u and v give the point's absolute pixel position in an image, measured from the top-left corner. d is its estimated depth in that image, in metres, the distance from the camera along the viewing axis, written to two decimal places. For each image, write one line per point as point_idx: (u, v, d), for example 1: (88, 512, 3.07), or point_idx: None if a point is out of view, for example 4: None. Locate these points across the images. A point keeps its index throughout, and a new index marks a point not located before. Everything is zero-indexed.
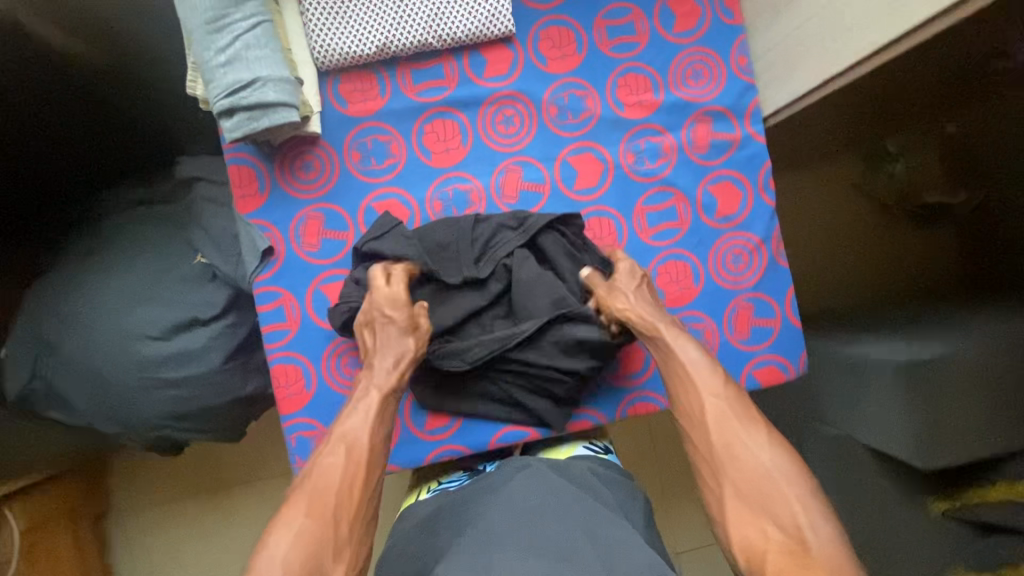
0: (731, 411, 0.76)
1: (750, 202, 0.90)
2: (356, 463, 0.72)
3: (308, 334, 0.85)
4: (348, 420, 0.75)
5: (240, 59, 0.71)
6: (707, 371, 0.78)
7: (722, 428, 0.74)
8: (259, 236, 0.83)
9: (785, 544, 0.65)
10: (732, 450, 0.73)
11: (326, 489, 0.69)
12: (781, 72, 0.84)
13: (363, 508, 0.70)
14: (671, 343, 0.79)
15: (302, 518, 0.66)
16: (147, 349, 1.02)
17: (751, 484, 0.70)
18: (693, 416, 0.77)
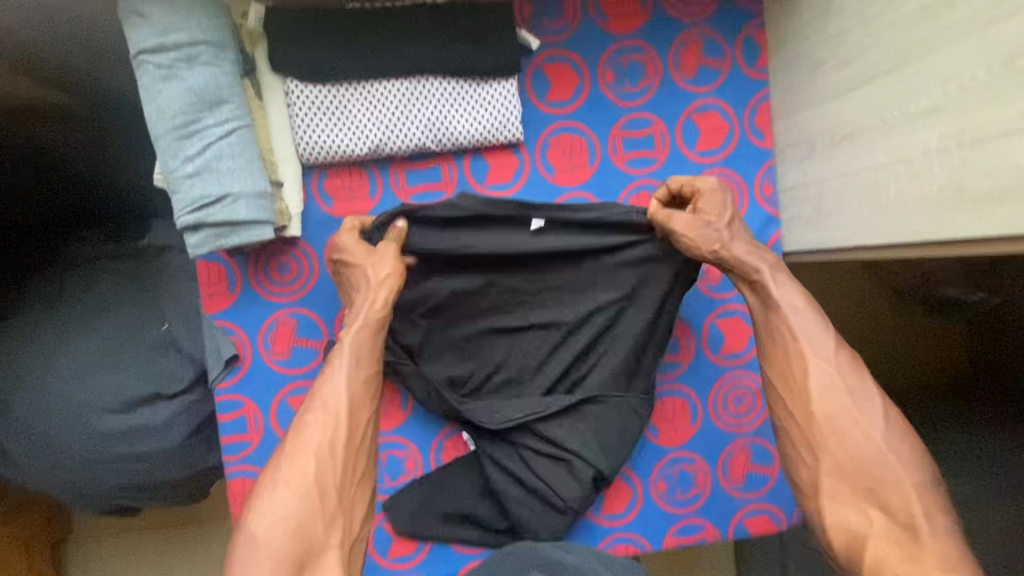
0: (845, 378, 0.62)
1: None
2: (337, 419, 0.63)
3: (270, 447, 0.79)
4: (322, 377, 0.66)
5: (210, 171, 0.63)
6: (815, 327, 0.64)
7: (827, 393, 0.61)
8: (223, 341, 0.76)
9: (891, 535, 0.56)
10: (839, 423, 0.60)
11: (307, 456, 0.61)
12: (810, 214, 0.76)
13: (352, 470, 0.63)
14: (774, 288, 0.67)
15: (280, 490, 0.59)
16: (104, 423, 0.96)
17: (857, 461, 0.59)
18: (794, 375, 0.63)
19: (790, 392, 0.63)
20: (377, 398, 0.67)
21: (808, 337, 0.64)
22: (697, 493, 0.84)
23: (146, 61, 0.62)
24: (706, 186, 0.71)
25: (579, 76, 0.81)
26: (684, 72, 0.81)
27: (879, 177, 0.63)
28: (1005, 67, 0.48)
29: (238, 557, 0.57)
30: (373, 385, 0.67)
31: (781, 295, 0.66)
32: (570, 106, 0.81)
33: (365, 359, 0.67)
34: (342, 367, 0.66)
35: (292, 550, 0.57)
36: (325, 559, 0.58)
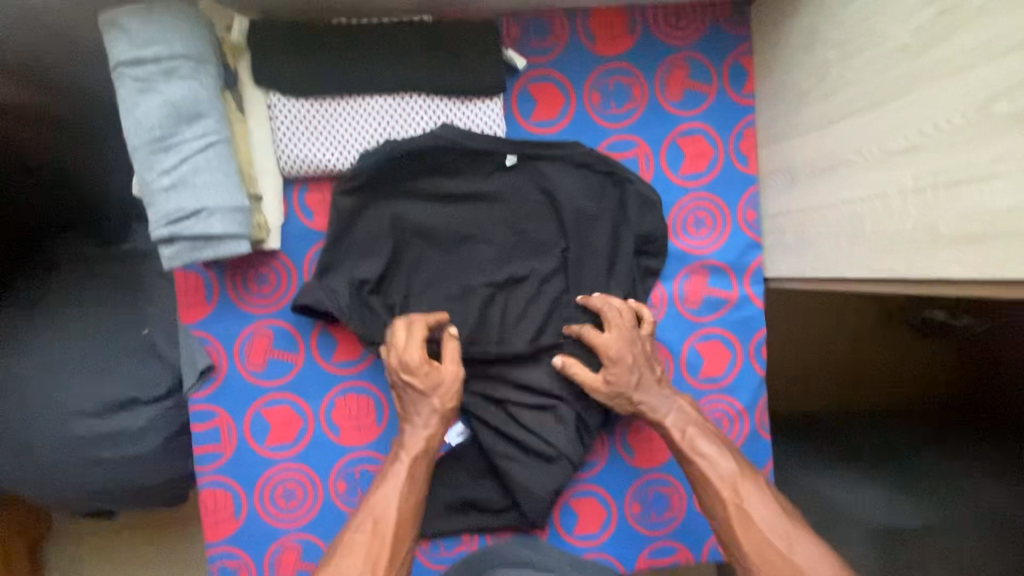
0: (754, 512, 0.65)
1: (739, 366, 0.83)
2: (387, 540, 0.64)
3: (243, 459, 0.78)
4: (376, 489, 0.68)
5: (186, 184, 0.63)
6: (729, 467, 0.69)
7: (750, 528, 0.65)
8: (198, 351, 0.76)
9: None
10: (768, 559, 0.63)
11: (350, 563, 0.62)
12: (790, 242, 0.76)
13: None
14: (690, 445, 0.72)
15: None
16: (80, 427, 0.95)
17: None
18: (719, 517, 0.68)
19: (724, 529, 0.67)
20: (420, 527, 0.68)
21: (720, 474, 0.69)
22: (672, 516, 0.84)
23: (124, 74, 0.62)
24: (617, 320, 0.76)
25: (565, 97, 0.81)
26: (671, 96, 0.82)
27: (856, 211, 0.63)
28: (980, 112, 0.47)
29: None
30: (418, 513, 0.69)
31: (691, 442, 0.72)
32: (555, 126, 0.81)
33: (415, 486, 0.70)
34: (397, 486, 0.68)
35: None
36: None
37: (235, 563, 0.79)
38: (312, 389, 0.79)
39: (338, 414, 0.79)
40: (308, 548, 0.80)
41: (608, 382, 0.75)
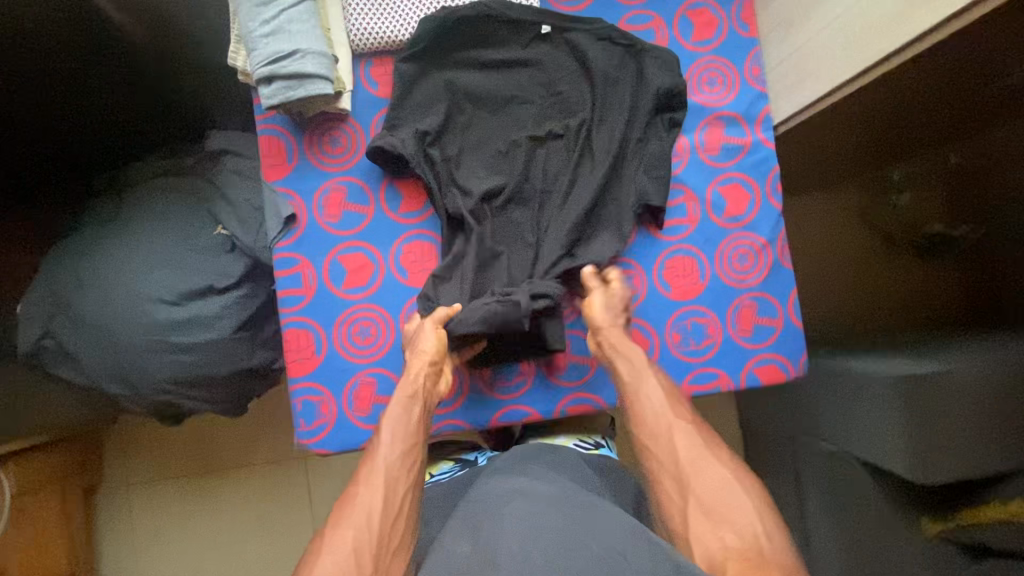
0: (680, 439, 0.77)
1: (758, 204, 0.93)
2: (388, 487, 0.72)
3: (322, 301, 0.87)
4: (368, 453, 0.76)
5: (283, 31, 0.76)
6: (666, 396, 0.82)
7: (691, 444, 0.76)
8: (282, 203, 0.87)
9: (741, 554, 0.63)
10: (697, 465, 0.74)
11: (347, 527, 0.67)
12: (793, 81, 0.89)
13: (393, 540, 0.68)
14: (642, 369, 0.84)
15: (324, 554, 0.64)
16: (160, 313, 1.05)
17: (717, 499, 0.70)
18: (659, 437, 0.78)
19: (648, 445, 0.78)
20: (415, 469, 0.76)
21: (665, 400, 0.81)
22: (709, 344, 0.92)
23: None
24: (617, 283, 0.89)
25: None
26: None
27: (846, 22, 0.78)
28: None
29: None
30: (409, 460, 0.76)
31: (650, 378, 0.83)
32: (580, 6, 0.94)
33: (402, 437, 0.77)
34: (392, 442, 0.77)
35: None
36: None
37: (316, 398, 0.87)
38: (381, 237, 0.89)
39: (405, 260, 0.89)
40: (381, 382, 0.88)
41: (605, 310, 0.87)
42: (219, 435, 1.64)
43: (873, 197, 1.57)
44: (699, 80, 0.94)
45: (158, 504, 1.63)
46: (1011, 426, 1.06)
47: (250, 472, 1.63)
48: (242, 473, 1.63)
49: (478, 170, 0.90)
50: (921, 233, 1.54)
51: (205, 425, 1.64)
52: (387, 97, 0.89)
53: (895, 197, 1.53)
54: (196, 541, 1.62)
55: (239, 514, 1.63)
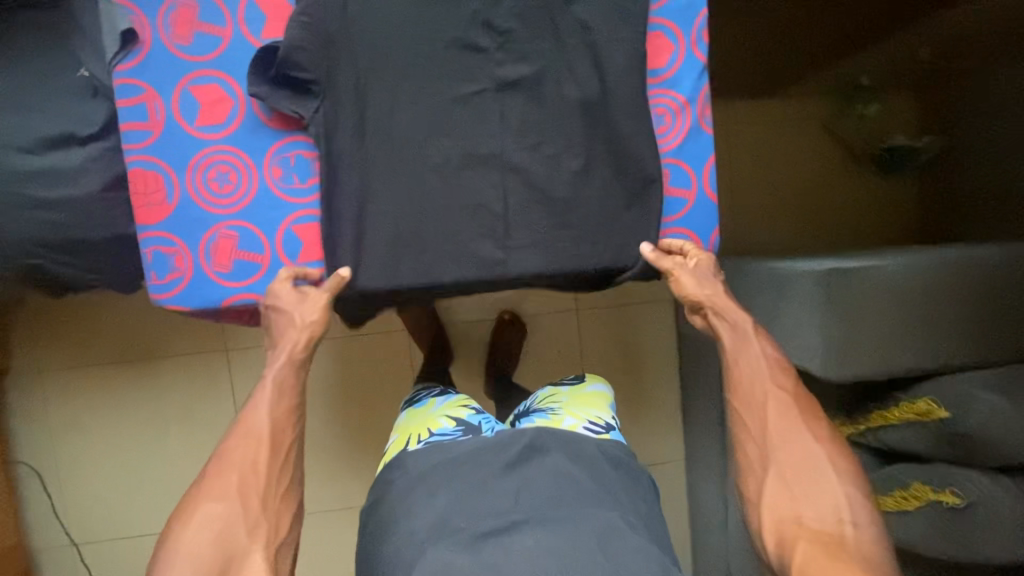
0: (774, 411, 0.76)
1: (681, 56, 0.82)
2: (274, 442, 0.73)
3: (173, 139, 0.76)
4: (245, 407, 0.74)
5: None
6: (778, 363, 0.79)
7: (787, 413, 0.76)
8: (119, 17, 0.73)
9: (822, 535, 0.67)
10: (791, 438, 0.74)
11: (231, 473, 0.70)
12: None
13: (282, 484, 0.72)
14: (751, 333, 0.80)
15: (208, 501, 0.67)
16: (16, 162, 0.93)
17: (802, 474, 0.71)
18: (755, 397, 0.77)
19: (742, 412, 0.78)
20: (300, 419, 0.76)
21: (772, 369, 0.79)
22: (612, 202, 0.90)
23: None
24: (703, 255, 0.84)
25: None
26: None
27: None
28: None
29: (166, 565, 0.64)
30: (294, 413, 0.76)
31: (757, 348, 0.80)
32: None
33: (286, 392, 0.76)
34: (277, 397, 0.75)
35: (217, 558, 0.65)
36: (250, 560, 0.65)
37: (169, 250, 0.78)
38: (241, 67, 0.76)
39: None
40: (244, 236, 0.79)
41: (696, 276, 0.82)
42: (136, 326, 1.57)
43: (841, 107, 1.45)
44: None
45: (75, 395, 1.57)
46: (935, 323, 1.01)
47: (173, 365, 1.58)
48: (165, 366, 1.58)
49: None
50: (884, 145, 1.44)
51: (121, 316, 1.56)
52: None
53: (862, 106, 1.44)
54: (120, 431, 1.59)
55: (164, 406, 1.59)
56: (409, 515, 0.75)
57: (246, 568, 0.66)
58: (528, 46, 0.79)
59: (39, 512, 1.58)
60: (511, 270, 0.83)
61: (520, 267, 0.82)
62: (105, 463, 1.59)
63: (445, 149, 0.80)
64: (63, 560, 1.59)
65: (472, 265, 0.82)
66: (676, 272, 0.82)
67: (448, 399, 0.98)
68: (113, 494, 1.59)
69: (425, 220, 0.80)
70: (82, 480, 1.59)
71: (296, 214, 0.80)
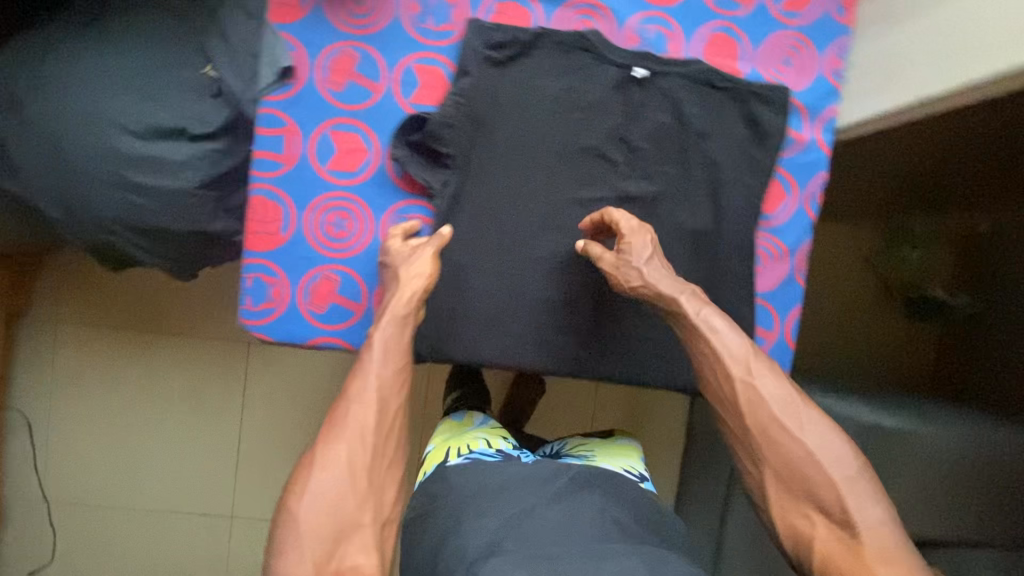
0: (760, 398, 0.69)
1: (793, 208, 0.85)
2: (381, 409, 0.69)
3: (301, 175, 0.77)
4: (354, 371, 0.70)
5: None
6: (739, 344, 0.71)
7: (755, 408, 0.69)
8: (282, 52, 0.74)
9: (834, 533, 0.64)
10: (772, 434, 0.68)
11: (340, 442, 0.66)
12: (875, 83, 0.79)
13: (388, 456, 0.68)
14: (693, 321, 0.73)
15: (317, 473, 0.64)
16: (122, 144, 0.93)
17: (790, 468, 0.67)
18: (728, 398, 0.71)
19: (729, 419, 0.72)
20: (407, 382, 0.71)
21: (731, 352, 0.71)
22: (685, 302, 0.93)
23: None
24: (621, 222, 0.77)
25: None
26: None
27: (938, 30, 0.69)
28: None
29: (281, 538, 0.62)
30: (402, 377, 0.72)
31: (701, 319, 0.73)
32: None
33: (392, 352, 0.72)
34: (385, 358, 0.71)
35: (330, 527, 0.63)
36: (359, 534, 0.63)
37: (269, 279, 0.78)
38: (383, 124, 0.78)
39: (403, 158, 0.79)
40: (344, 280, 0.80)
41: (618, 257, 0.76)
42: (164, 297, 1.56)
43: (885, 245, 1.33)
44: (780, 59, 0.84)
45: (87, 349, 1.55)
46: (962, 503, 1.03)
47: (191, 342, 1.57)
48: (183, 342, 1.56)
49: (506, 86, 0.78)
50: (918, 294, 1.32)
51: (154, 284, 1.56)
52: None
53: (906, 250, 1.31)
54: (121, 394, 1.57)
55: (173, 379, 1.58)
56: (457, 531, 0.76)
57: (355, 544, 0.63)
58: (654, 166, 0.82)
59: (18, 461, 1.55)
60: (585, 370, 0.84)
61: (595, 370, 0.84)
62: (97, 427, 1.57)
63: (553, 246, 0.83)
64: (31, 514, 1.56)
65: (551, 359, 0.84)
66: (607, 262, 0.77)
67: (487, 423, 1.01)
68: (99, 458, 1.57)
69: (517, 305, 0.82)
70: (69, 437, 1.56)
71: None
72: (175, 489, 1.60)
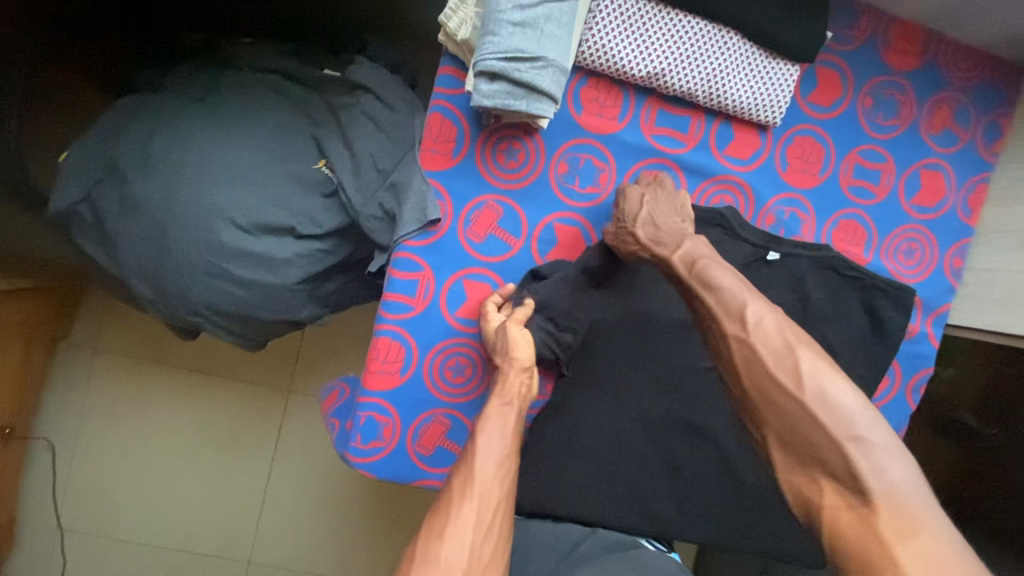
0: (756, 343, 0.57)
1: (894, 394, 0.86)
2: (481, 499, 0.58)
3: (430, 320, 0.77)
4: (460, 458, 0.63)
5: (534, 27, 0.61)
6: (742, 295, 0.60)
7: (751, 367, 0.56)
8: (431, 201, 0.74)
9: (844, 499, 0.50)
10: (769, 395, 0.55)
11: (443, 535, 0.54)
12: (998, 299, 0.81)
13: (486, 557, 0.54)
14: (696, 269, 0.64)
15: (419, 566, 0.52)
16: (228, 236, 0.90)
17: (792, 434, 0.53)
18: (725, 356, 0.59)
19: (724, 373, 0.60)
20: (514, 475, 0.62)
21: (726, 308, 0.60)
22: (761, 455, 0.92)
23: None
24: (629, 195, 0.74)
25: (844, 90, 0.82)
26: (931, 128, 0.85)
27: None
28: None
29: None
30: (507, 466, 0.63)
31: (702, 271, 0.64)
32: (825, 114, 0.82)
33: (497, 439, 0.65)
34: (491, 447, 0.64)
35: None
36: None
37: (382, 418, 0.77)
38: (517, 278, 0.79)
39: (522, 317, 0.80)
40: (455, 426, 0.79)
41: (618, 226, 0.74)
42: None
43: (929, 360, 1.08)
44: (904, 250, 0.86)
45: (117, 386, 1.35)
46: None
47: None
48: None
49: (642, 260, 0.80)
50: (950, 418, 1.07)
51: None
52: (590, 141, 0.77)
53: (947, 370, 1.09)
54: None
55: None
56: None
57: None
58: None
59: (30, 504, 1.33)
60: (678, 533, 0.84)
61: (687, 533, 0.83)
62: None
63: (660, 409, 0.82)
64: None
65: (645, 519, 0.82)
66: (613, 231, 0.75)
67: None
68: None
69: (618, 466, 0.82)
70: None
71: None
72: (175, 562, 1.36)
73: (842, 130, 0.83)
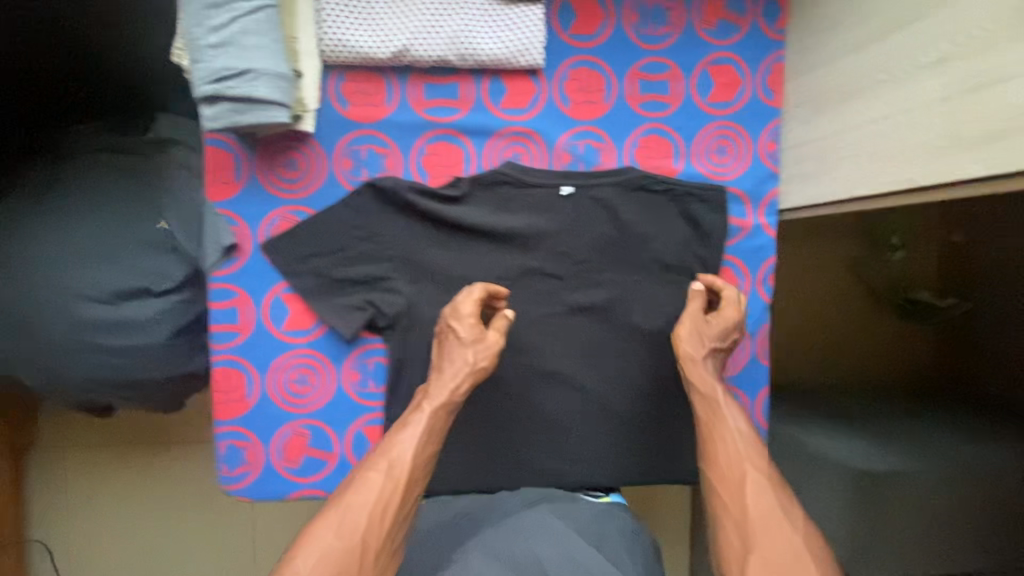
0: (756, 492, 0.66)
1: (746, 292, 0.86)
2: (394, 482, 0.65)
3: (259, 341, 0.79)
4: (393, 435, 0.69)
5: (234, 44, 0.64)
6: (752, 443, 0.71)
7: (761, 503, 0.65)
8: (224, 229, 0.77)
9: None
10: (767, 526, 0.63)
11: (361, 510, 0.63)
12: (811, 170, 0.79)
13: (395, 544, 0.64)
14: (722, 406, 0.73)
15: (332, 538, 0.61)
16: (86, 312, 0.93)
17: (778, 563, 0.60)
18: (727, 474, 0.68)
19: (721, 488, 0.68)
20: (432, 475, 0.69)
21: (755, 452, 0.70)
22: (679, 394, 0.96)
23: None
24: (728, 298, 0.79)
25: (605, 14, 0.82)
26: (706, 24, 0.84)
27: (871, 132, 0.68)
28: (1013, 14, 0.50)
29: None
30: (431, 464, 0.69)
31: (730, 415, 0.73)
32: (592, 41, 0.82)
33: (433, 437, 0.70)
34: (415, 435, 0.69)
35: None
36: None
37: (242, 443, 0.81)
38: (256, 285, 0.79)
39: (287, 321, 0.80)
40: (315, 433, 0.82)
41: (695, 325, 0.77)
42: None
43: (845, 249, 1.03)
44: (717, 150, 0.85)
45: None
46: None
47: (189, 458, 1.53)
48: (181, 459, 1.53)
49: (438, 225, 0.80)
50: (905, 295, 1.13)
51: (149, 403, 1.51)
52: (371, 137, 0.79)
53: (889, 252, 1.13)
54: None
55: None
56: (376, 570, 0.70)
57: None
58: (603, 274, 0.83)
59: None
60: (568, 480, 0.84)
61: (576, 478, 0.83)
62: None
63: (509, 365, 0.83)
64: None
65: (529, 474, 0.83)
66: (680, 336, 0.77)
67: None
68: None
69: (487, 429, 0.83)
70: None
71: (367, 416, 0.82)
72: None
73: (615, 52, 0.82)
